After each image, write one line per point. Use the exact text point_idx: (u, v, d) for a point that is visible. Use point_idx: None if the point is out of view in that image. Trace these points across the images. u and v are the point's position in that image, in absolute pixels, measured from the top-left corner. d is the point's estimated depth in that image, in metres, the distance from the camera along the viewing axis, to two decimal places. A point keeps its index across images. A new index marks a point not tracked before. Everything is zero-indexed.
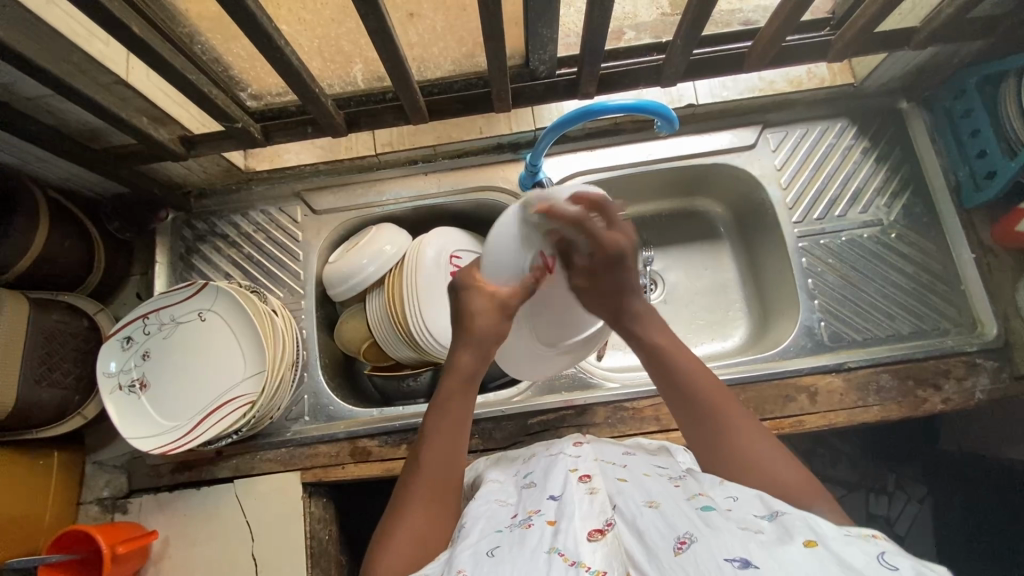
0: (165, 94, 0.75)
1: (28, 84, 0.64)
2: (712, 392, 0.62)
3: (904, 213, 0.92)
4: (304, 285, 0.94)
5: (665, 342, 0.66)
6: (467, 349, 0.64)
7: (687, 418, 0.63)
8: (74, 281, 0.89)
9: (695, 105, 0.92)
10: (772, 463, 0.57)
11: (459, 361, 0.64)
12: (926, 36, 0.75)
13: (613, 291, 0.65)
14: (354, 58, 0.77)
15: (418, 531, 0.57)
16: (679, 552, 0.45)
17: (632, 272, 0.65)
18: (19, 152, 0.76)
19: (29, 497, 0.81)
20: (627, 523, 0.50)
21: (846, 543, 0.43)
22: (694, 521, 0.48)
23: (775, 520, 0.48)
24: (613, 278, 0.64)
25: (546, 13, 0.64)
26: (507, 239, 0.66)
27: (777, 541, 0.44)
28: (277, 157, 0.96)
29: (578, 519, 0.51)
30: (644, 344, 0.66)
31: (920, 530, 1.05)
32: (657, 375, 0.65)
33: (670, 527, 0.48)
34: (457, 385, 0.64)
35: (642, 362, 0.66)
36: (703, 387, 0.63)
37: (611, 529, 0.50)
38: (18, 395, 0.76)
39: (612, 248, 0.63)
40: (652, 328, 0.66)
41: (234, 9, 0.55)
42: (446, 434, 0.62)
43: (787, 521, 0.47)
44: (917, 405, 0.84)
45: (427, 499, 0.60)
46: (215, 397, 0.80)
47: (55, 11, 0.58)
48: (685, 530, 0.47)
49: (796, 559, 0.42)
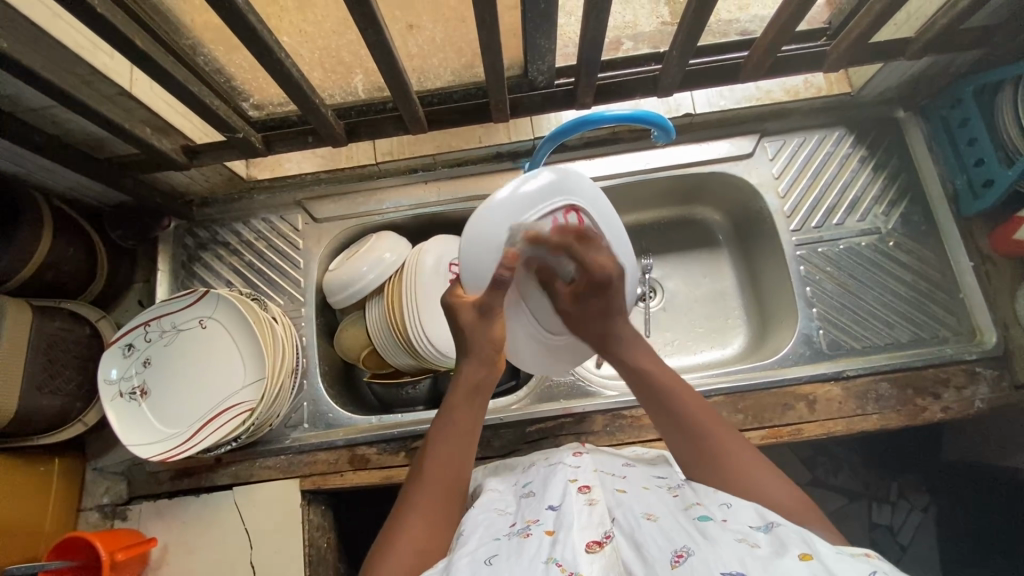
0: (168, 105, 0.76)
1: (34, 96, 0.65)
2: (697, 411, 0.63)
3: (902, 221, 0.92)
4: (304, 293, 0.95)
5: (645, 363, 0.67)
6: (474, 360, 0.66)
7: (677, 440, 0.63)
8: (77, 289, 0.90)
9: (693, 114, 0.93)
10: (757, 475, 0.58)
11: (468, 367, 0.66)
12: (921, 47, 0.76)
13: (598, 314, 0.69)
14: (354, 69, 0.78)
15: (424, 532, 0.58)
16: (676, 565, 0.45)
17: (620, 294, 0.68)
18: (24, 161, 0.77)
19: (29, 504, 0.81)
20: (626, 535, 0.50)
21: (839, 558, 0.43)
22: (691, 534, 0.49)
23: (770, 532, 0.48)
24: (597, 300, 0.68)
25: (544, 24, 0.65)
26: (482, 244, 0.64)
27: (772, 554, 0.44)
28: (279, 166, 0.97)
29: (576, 529, 0.51)
30: (631, 369, 0.67)
31: (922, 539, 1.05)
32: (642, 396, 0.66)
33: (667, 539, 0.48)
34: (466, 391, 0.66)
35: (630, 388, 0.67)
36: (689, 406, 0.63)
37: (610, 541, 0.50)
38: (21, 402, 0.76)
39: (598, 272, 0.66)
40: (637, 352, 0.68)
41: (236, 24, 0.57)
42: (456, 438, 0.64)
43: (780, 533, 0.47)
44: (916, 414, 0.84)
45: (433, 501, 0.61)
46: (218, 403, 0.81)
47: (61, 24, 0.60)
48: (682, 543, 0.47)
49: (790, 570, 0.42)
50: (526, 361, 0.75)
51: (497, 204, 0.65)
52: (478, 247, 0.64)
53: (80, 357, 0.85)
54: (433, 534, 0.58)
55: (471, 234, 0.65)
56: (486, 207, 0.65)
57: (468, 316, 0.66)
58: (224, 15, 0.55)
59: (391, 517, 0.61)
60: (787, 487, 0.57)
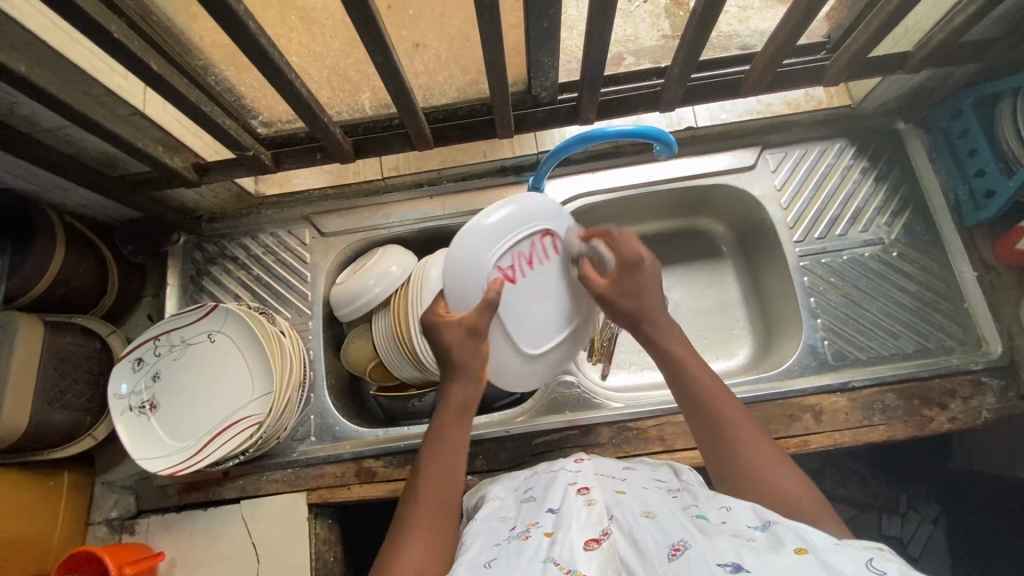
0: (179, 123, 0.78)
1: (49, 116, 0.67)
2: (720, 402, 0.64)
3: (905, 231, 0.92)
4: (311, 306, 0.96)
5: (678, 350, 0.68)
6: (459, 380, 0.67)
7: (697, 423, 0.64)
8: (88, 304, 0.91)
9: (695, 128, 0.94)
10: (763, 461, 0.59)
11: (455, 387, 0.67)
12: (919, 60, 0.77)
13: (635, 292, 0.68)
14: (361, 87, 0.80)
15: (423, 551, 0.58)
16: (673, 558, 0.45)
17: (651, 282, 0.69)
18: (39, 180, 0.79)
19: (38, 519, 0.82)
20: (623, 531, 0.50)
21: (835, 551, 0.43)
22: (688, 528, 0.49)
23: (768, 530, 0.48)
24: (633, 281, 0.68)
25: (548, 41, 0.66)
26: (468, 262, 0.66)
27: (768, 548, 0.44)
28: (286, 182, 1.00)
29: (575, 529, 0.52)
30: (664, 351, 0.68)
31: (934, 552, 1.04)
32: (668, 375, 0.67)
33: (664, 535, 0.48)
34: (455, 410, 0.67)
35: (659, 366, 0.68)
36: (715, 399, 0.64)
37: (607, 538, 0.50)
38: (32, 416, 0.77)
39: (630, 257, 0.68)
40: (672, 338, 0.69)
41: (250, 49, 0.58)
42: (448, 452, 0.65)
43: (777, 530, 0.47)
44: (923, 425, 0.83)
45: (429, 519, 0.61)
46: (227, 417, 0.81)
47: (77, 47, 0.61)
48: (679, 537, 0.48)
49: (784, 564, 0.42)
50: (498, 373, 0.72)
51: (485, 223, 0.67)
52: (467, 266, 0.66)
53: (91, 372, 0.86)
54: (430, 552, 0.58)
55: (457, 256, 0.66)
56: (471, 228, 0.67)
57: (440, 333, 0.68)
58: (236, 39, 0.57)
59: (388, 539, 0.60)
60: (794, 479, 0.58)
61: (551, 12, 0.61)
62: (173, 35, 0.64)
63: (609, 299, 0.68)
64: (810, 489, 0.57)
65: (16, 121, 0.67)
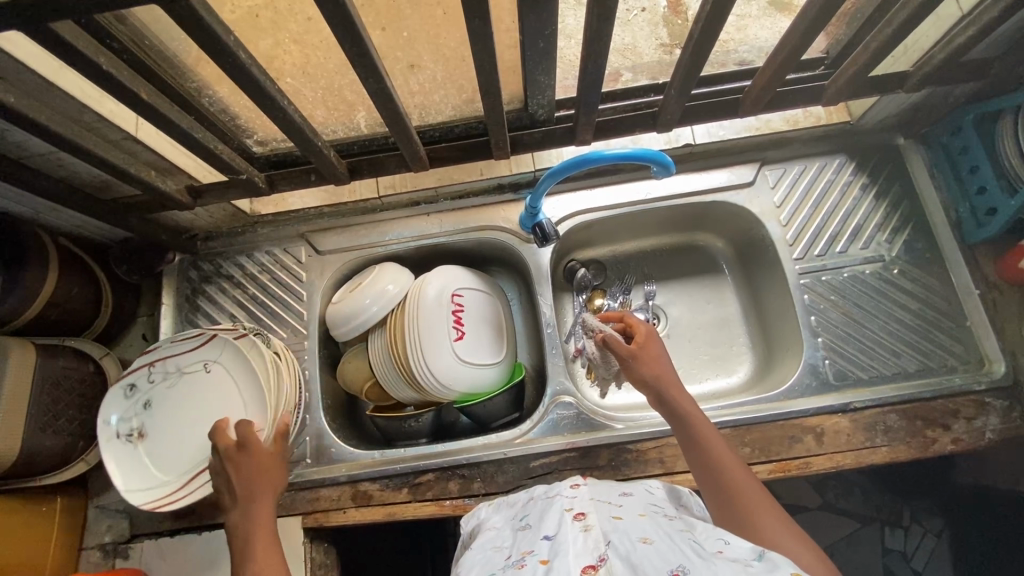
0: (172, 147, 0.77)
1: (40, 143, 0.66)
2: (732, 466, 0.64)
3: (906, 248, 0.92)
4: (306, 325, 0.95)
5: (691, 414, 0.69)
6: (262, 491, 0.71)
7: (705, 482, 0.65)
8: (81, 325, 0.90)
9: (693, 144, 0.93)
10: (772, 521, 0.58)
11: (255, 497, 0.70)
12: (918, 80, 0.76)
13: (658, 362, 0.74)
14: (357, 107, 0.79)
15: None
16: None
17: (660, 351, 0.76)
18: (32, 205, 0.78)
19: (31, 545, 0.81)
20: (621, 557, 0.49)
21: None
22: (686, 553, 0.48)
23: (764, 558, 0.47)
24: (656, 348, 0.76)
25: (543, 61, 0.65)
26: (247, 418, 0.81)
27: (766, 572, 0.45)
28: (282, 201, 0.99)
29: (571, 556, 0.50)
30: (678, 413, 0.69)
31: (936, 566, 1.04)
32: (681, 436, 0.68)
33: (662, 560, 0.47)
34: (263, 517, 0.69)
35: (670, 425, 0.70)
36: (722, 460, 0.64)
37: (603, 564, 0.49)
38: (23, 443, 0.76)
39: (642, 328, 0.79)
40: (684, 402, 0.70)
41: (238, 77, 0.57)
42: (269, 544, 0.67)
43: (773, 555, 0.47)
44: (926, 446, 0.82)
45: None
46: (160, 480, 0.80)
47: (67, 75, 0.61)
48: (678, 562, 0.47)
49: None
50: (455, 380, 0.88)
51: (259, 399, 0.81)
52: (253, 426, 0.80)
53: (82, 396, 0.85)
54: None
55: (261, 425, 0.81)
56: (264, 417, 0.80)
57: (231, 452, 0.72)
58: (225, 67, 0.56)
59: None
60: (808, 545, 0.56)
61: (547, 32, 0.60)
62: (167, 59, 0.63)
63: (630, 362, 0.74)
64: (820, 557, 0.56)
65: (8, 148, 0.66)
